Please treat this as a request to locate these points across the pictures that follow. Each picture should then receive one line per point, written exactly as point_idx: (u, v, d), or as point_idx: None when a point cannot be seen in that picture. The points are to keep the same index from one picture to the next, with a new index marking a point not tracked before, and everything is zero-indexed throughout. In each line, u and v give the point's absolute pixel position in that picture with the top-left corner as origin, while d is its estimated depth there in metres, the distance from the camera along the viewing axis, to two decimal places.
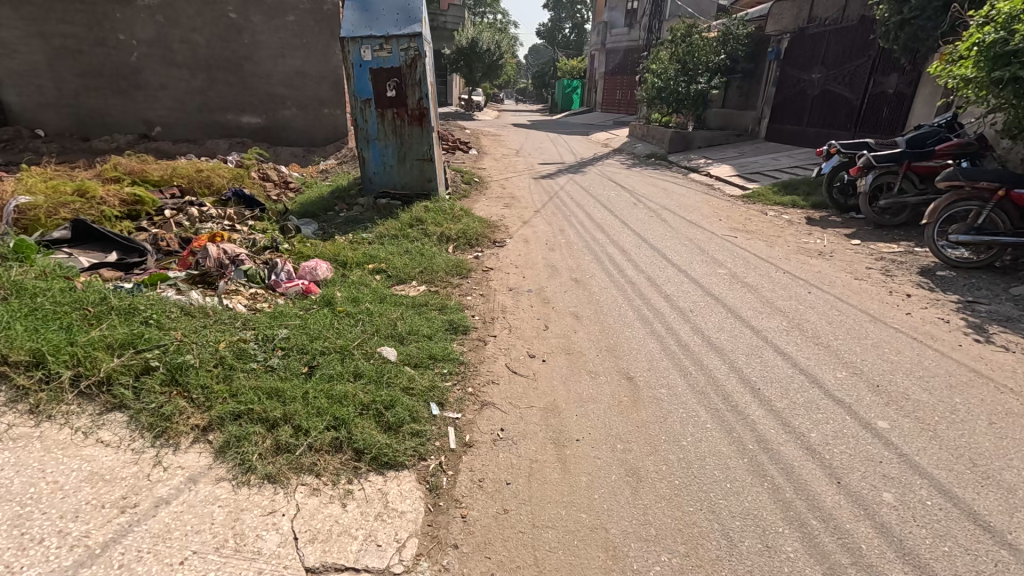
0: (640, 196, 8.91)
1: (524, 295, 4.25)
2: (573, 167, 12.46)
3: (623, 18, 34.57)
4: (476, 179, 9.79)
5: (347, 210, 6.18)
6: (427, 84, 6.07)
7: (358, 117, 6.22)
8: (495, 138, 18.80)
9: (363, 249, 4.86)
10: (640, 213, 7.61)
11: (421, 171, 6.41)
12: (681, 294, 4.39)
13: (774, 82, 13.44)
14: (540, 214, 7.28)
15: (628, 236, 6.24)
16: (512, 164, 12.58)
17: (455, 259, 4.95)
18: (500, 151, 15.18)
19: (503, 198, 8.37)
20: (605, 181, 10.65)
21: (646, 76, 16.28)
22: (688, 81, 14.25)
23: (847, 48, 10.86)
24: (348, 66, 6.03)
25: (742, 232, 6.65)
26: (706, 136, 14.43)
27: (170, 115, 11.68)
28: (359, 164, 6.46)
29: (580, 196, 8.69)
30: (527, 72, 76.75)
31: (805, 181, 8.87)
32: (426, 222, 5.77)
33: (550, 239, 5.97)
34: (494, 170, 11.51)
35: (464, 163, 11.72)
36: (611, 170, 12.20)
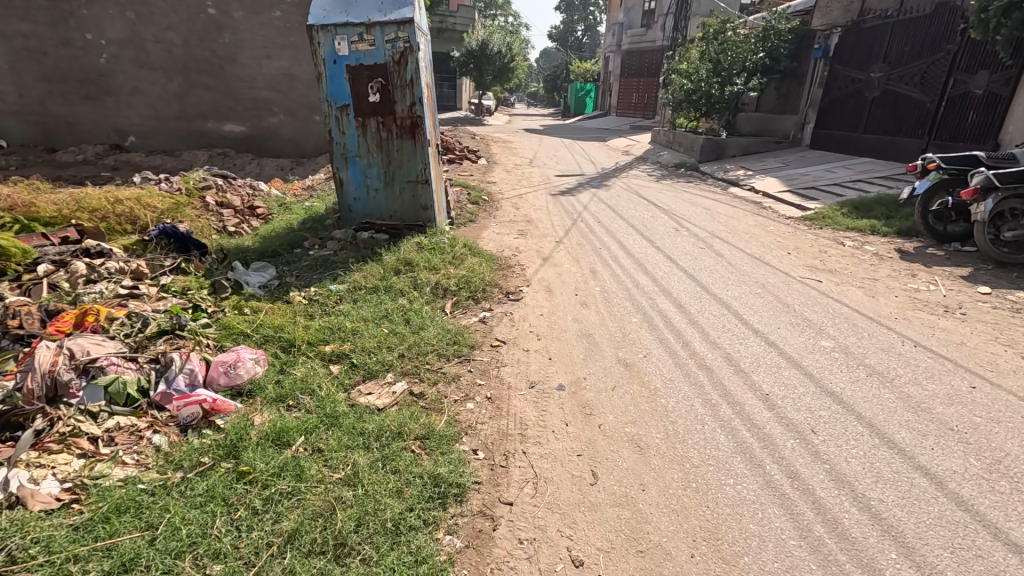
0: (681, 218, 7.46)
1: (553, 398, 2.84)
2: (595, 179, 11.05)
3: (639, 18, 33.12)
4: (484, 197, 8.44)
5: (319, 247, 4.81)
6: (422, 85, 4.71)
7: (333, 129, 4.85)
8: (506, 145, 17.43)
9: (326, 316, 3.47)
10: (687, 243, 6.17)
11: (414, 196, 5.04)
12: (789, 395, 2.93)
13: (821, 84, 11.92)
14: (564, 246, 5.88)
15: (682, 280, 4.80)
16: (526, 176, 11.24)
17: (452, 325, 3.57)
18: (511, 160, 13.83)
19: (517, 222, 7.00)
20: (633, 197, 9.24)
21: (672, 78, 14.89)
22: (722, 83, 12.85)
23: (915, 43, 9.34)
24: (319, 62, 4.67)
25: (823, 272, 5.20)
26: (742, 143, 12.94)
27: (145, 123, 10.44)
28: (335, 187, 5.09)
29: (608, 218, 7.28)
30: (538, 77, 75.71)
31: (880, 200, 7.39)
32: (417, 266, 4.37)
33: (580, 287, 4.55)
34: (506, 184, 10.18)
35: (472, 177, 10.40)
36: (639, 182, 10.77)
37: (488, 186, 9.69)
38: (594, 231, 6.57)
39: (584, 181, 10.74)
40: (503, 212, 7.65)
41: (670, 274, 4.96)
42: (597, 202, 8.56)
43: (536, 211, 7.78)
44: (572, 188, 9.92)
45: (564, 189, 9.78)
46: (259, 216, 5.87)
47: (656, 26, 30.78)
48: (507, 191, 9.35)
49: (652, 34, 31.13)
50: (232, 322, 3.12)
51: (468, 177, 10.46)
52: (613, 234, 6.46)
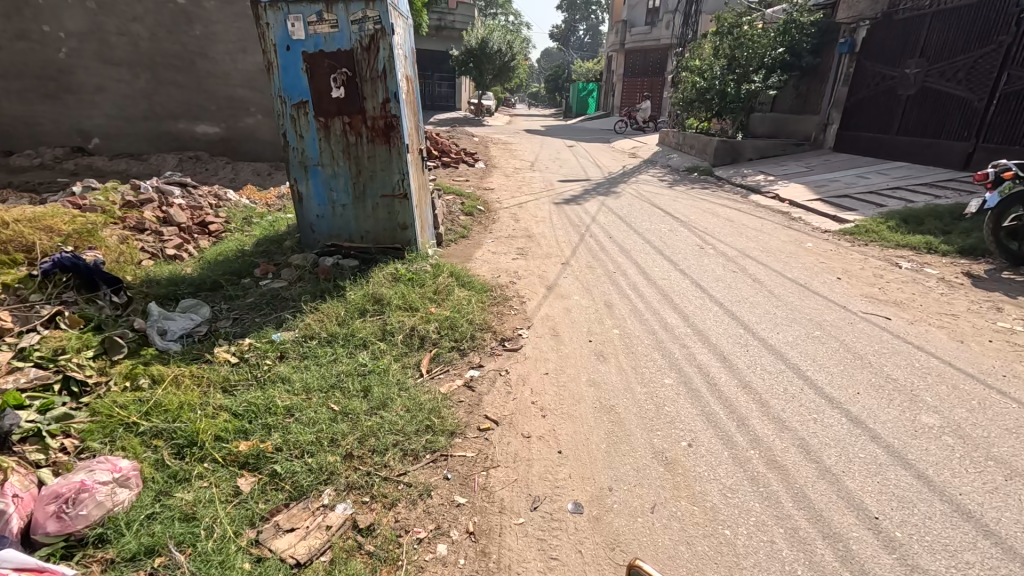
0: (706, 233, 6.52)
1: (567, 527, 1.94)
2: (603, 185, 10.15)
3: (643, 17, 32.29)
4: (481, 207, 7.54)
5: (273, 279, 3.91)
6: (399, 78, 3.81)
7: (289, 132, 3.92)
8: (505, 147, 16.52)
9: (254, 388, 2.55)
10: (717, 264, 5.25)
11: (390, 213, 4.14)
12: (911, 523, 2.00)
13: (847, 82, 10.98)
14: (571, 269, 4.96)
15: (719, 319, 3.88)
16: (527, 181, 10.38)
17: (427, 396, 2.66)
18: (510, 163, 12.96)
19: (516, 237, 6.10)
20: (646, 205, 8.32)
21: (683, 76, 14.01)
22: (738, 81, 11.94)
23: (958, 35, 8.45)
24: (270, 49, 3.74)
25: (887, 304, 4.29)
26: (759, 145, 12.05)
27: (111, 123, 9.43)
28: (293, 203, 4.15)
29: (620, 233, 6.38)
30: (538, 78, 74.91)
31: (930, 211, 6.49)
32: (389, 306, 3.45)
33: (595, 330, 3.63)
34: (506, 190, 9.31)
35: (467, 184, 9.56)
36: (651, 189, 9.85)
37: (483, 193, 8.83)
38: (607, 249, 5.67)
39: (591, 187, 9.84)
40: (501, 224, 6.75)
41: (704, 309, 4.05)
42: (606, 212, 7.65)
43: (538, 222, 6.88)
44: (578, 194, 9.02)
45: (569, 196, 8.89)
46: (211, 235, 4.96)
47: (660, 25, 29.79)
48: (504, 199, 8.46)
49: (656, 32, 30.14)
50: (107, 408, 2.21)
51: (463, 183, 9.61)
52: (629, 253, 5.55)
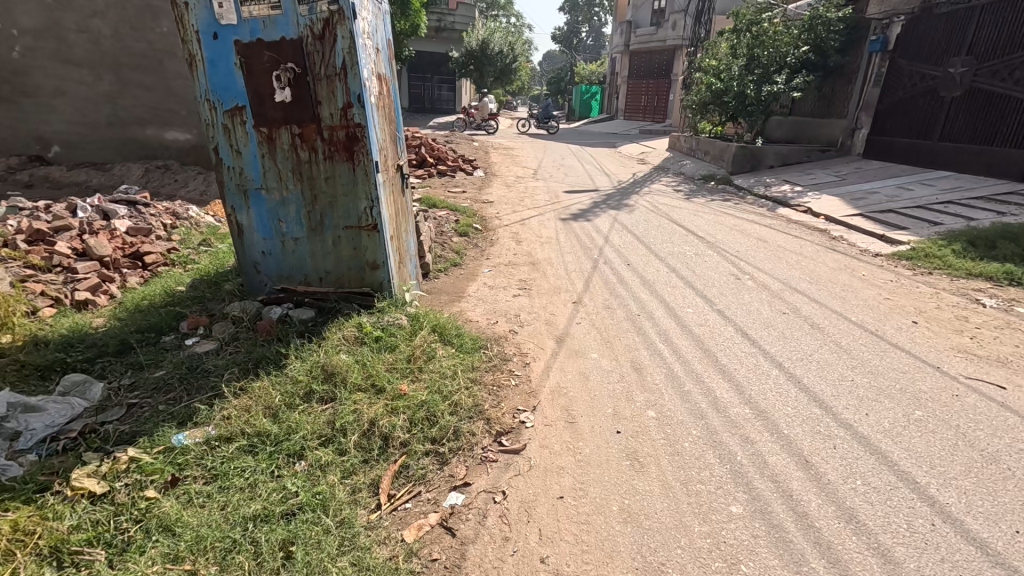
0: (739, 258, 5.60)
1: None
2: (613, 196, 9.25)
3: (648, 18, 31.42)
4: (477, 225, 6.64)
5: (200, 338, 3.00)
6: (364, 77, 2.91)
7: (222, 146, 3.01)
8: (507, 153, 15.64)
9: (108, 561, 1.65)
10: (760, 302, 4.33)
11: (357, 248, 3.25)
12: None
13: (879, 83, 10.07)
14: (585, 309, 4.05)
15: (783, 391, 2.95)
16: (530, 192, 9.49)
17: (382, 558, 1.75)
18: (512, 171, 12.07)
19: (518, 264, 5.19)
20: (663, 220, 7.41)
21: (697, 76, 13.10)
22: (758, 82, 11.01)
23: (1014, 30, 7.53)
24: (190, 37, 2.82)
25: (990, 362, 3.37)
26: (780, 152, 11.14)
27: (72, 130, 8.53)
28: (232, 237, 3.24)
29: (639, 258, 5.47)
30: (541, 81, 74.30)
31: (1001, 232, 5.56)
32: (343, 387, 2.53)
33: (623, 412, 2.70)
34: (506, 203, 8.41)
35: (463, 197, 8.67)
36: (667, 201, 8.94)
37: (481, 206, 7.94)
38: (627, 281, 4.76)
39: (601, 199, 8.94)
40: (501, 247, 5.84)
41: (761, 376, 3.12)
42: (620, 230, 6.74)
43: (544, 244, 5.98)
44: (586, 208, 8.12)
45: (578, 209, 8.00)
46: (145, 270, 4.05)
47: (666, 25, 28.85)
48: (504, 214, 7.57)
49: (662, 33, 29.15)
50: None
51: (459, 196, 8.72)
52: (653, 286, 4.64)
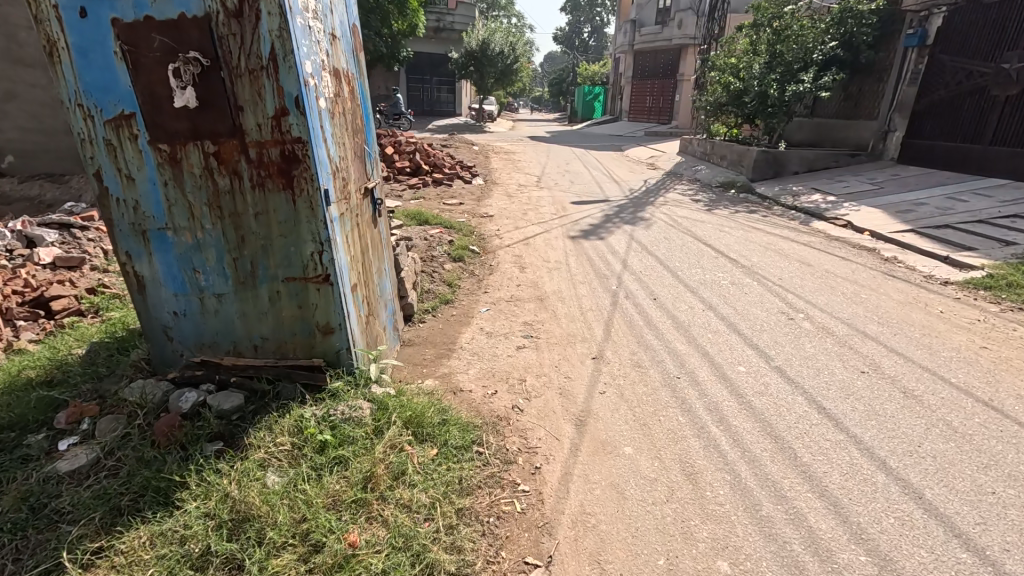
0: (787, 288, 4.71)
1: None
2: (626, 207, 8.37)
3: (652, 17, 30.58)
4: (475, 247, 5.75)
5: (74, 440, 2.09)
6: (302, 72, 2.05)
7: (106, 170, 2.14)
8: (508, 158, 14.78)
9: None
10: (828, 355, 3.43)
11: (303, 306, 2.37)
12: None
13: (916, 81, 9.17)
14: (609, 370, 3.16)
15: (905, 518, 2.07)
16: (535, 203, 8.58)
17: None
18: (514, 179, 11.18)
19: (522, 299, 4.32)
20: (687, 237, 6.53)
21: (712, 76, 12.24)
22: (782, 81, 10.12)
23: None
24: (48, 14, 1.95)
25: None
26: (805, 157, 10.25)
27: (23, 138, 7.55)
28: (131, 293, 2.35)
29: (666, 289, 4.60)
30: (542, 82, 73.67)
31: None
32: (257, 546, 1.65)
33: (683, 567, 1.82)
34: (508, 216, 7.52)
35: (459, 210, 7.80)
36: (686, 213, 8.06)
37: (480, 222, 7.06)
38: (657, 325, 3.86)
39: (613, 211, 8.05)
40: (502, 274, 4.96)
41: (868, 488, 2.23)
42: (640, 250, 5.85)
43: (551, 270, 5.10)
44: (598, 222, 7.24)
45: (589, 224, 7.11)
46: (49, 322, 3.22)
47: (671, 23, 27.99)
48: (506, 230, 6.68)
49: (667, 32, 28.31)
50: None
51: (455, 209, 7.85)
52: (691, 332, 3.75)
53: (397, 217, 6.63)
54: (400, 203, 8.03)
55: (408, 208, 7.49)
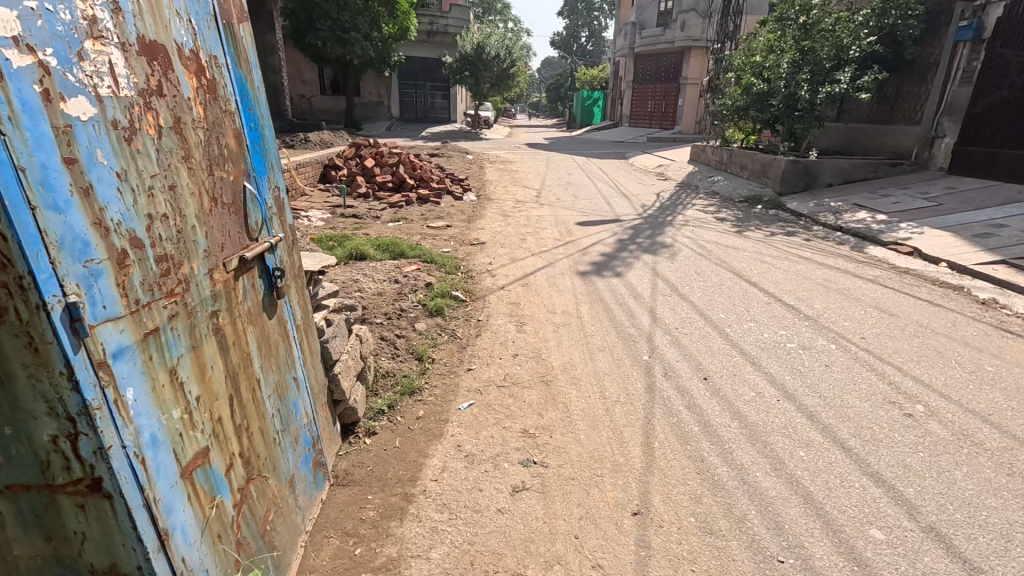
0: (880, 356, 3.47)
1: None
2: (641, 229, 7.15)
3: (654, 19, 29.52)
4: (460, 291, 4.51)
5: None
6: None
7: None
8: (504, 169, 13.57)
9: None
10: (1001, 500, 2.19)
11: (55, 536, 1.14)
12: None
13: (970, 80, 8.01)
14: (665, 548, 1.91)
15: None
16: (536, 224, 7.32)
17: None
18: (511, 194, 9.95)
19: (520, 381, 3.08)
20: (723, 271, 5.30)
21: (729, 77, 11.08)
22: (813, 82, 8.94)
23: None
24: None
25: None
26: (840, 167, 9.06)
27: None
28: None
29: (717, 361, 3.37)
30: (539, 87, 72.93)
31: None
32: None
33: None
34: (503, 243, 6.28)
35: (445, 236, 6.55)
36: (713, 236, 6.84)
37: (469, 252, 5.82)
38: (721, 435, 2.61)
39: (628, 234, 6.82)
40: (494, 335, 3.70)
41: None
42: (669, 294, 4.61)
43: (559, 327, 3.85)
44: (613, 250, 6.00)
45: (602, 254, 5.87)
46: None
47: (673, 25, 26.89)
48: (501, 264, 5.43)
49: (669, 34, 27.18)
50: None
51: (441, 235, 6.61)
52: (774, 449, 2.50)
53: (367, 249, 5.39)
54: (376, 228, 6.79)
55: (384, 235, 6.25)
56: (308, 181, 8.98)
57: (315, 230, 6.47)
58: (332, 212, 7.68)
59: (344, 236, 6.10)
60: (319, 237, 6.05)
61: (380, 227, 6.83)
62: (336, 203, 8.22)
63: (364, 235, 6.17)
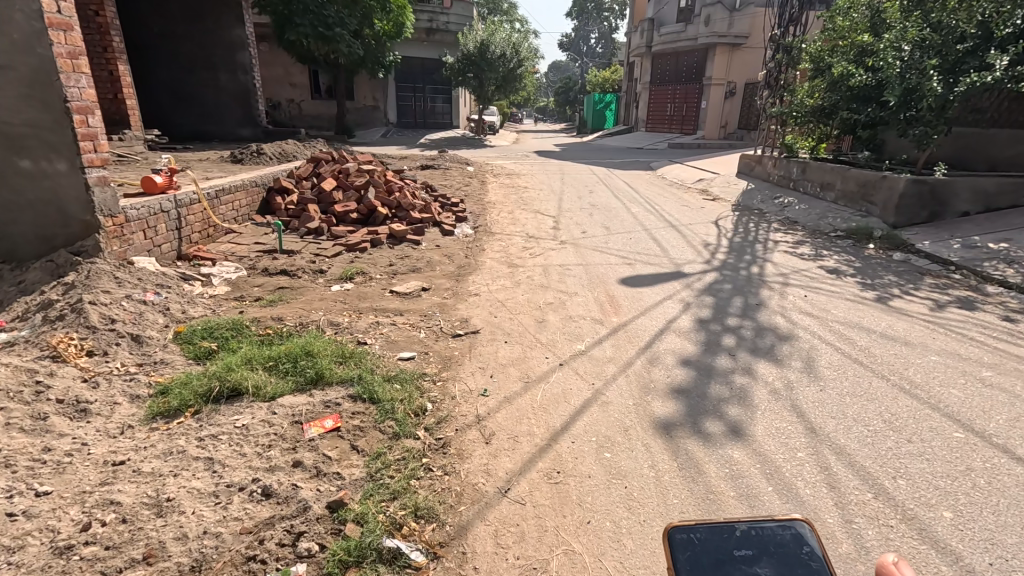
0: None
1: None
2: (724, 294, 4.61)
3: (674, 15, 27.06)
4: (408, 520, 1.97)
5: None
6: None
7: None
8: (510, 186, 11.08)
9: None
10: None
11: None
12: None
13: None
14: None
15: None
16: (560, 284, 4.81)
17: None
18: (520, 225, 7.44)
19: None
20: (932, 416, 2.73)
21: (809, 67, 8.48)
22: (944, 69, 6.37)
23: None
24: None
25: None
26: (980, 187, 6.48)
27: None
28: None
29: None
30: (546, 91, 70.76)
31: None
32: None
33: None
34: (507, 333, 3.77)
35: (415, 316, 4.04)
36: (845, 309, 4.28)
37: (448, 361, 3.31)
38: None
39: (708, 307, 4.29)
40: None
41: None
42: (877, 514, 2.07)
43: None
44: (698, 353, 3.46)
45: (681, 361, 3.34)
46: None
47: (697, 21, 24.29)
48: (505, 396, 2.90)
49: (691, 30, 24.68)
50: None
51: (410, 313, 4.11)
52: None
53: (254, 373, 2.87)
54: (310, 297, 4.30)
55: (311, 320, 3.76)
56: (240, 213, 6.51)
57: (205, 307, 4.00)
58: (257, 262, 5.20)
59: (243, 325, 3.60)
60: (194, 327, 3.56)
61: (316, 296, 4.33)
62: (270, 247, 5.74)
63: (277, 323, 3.66)
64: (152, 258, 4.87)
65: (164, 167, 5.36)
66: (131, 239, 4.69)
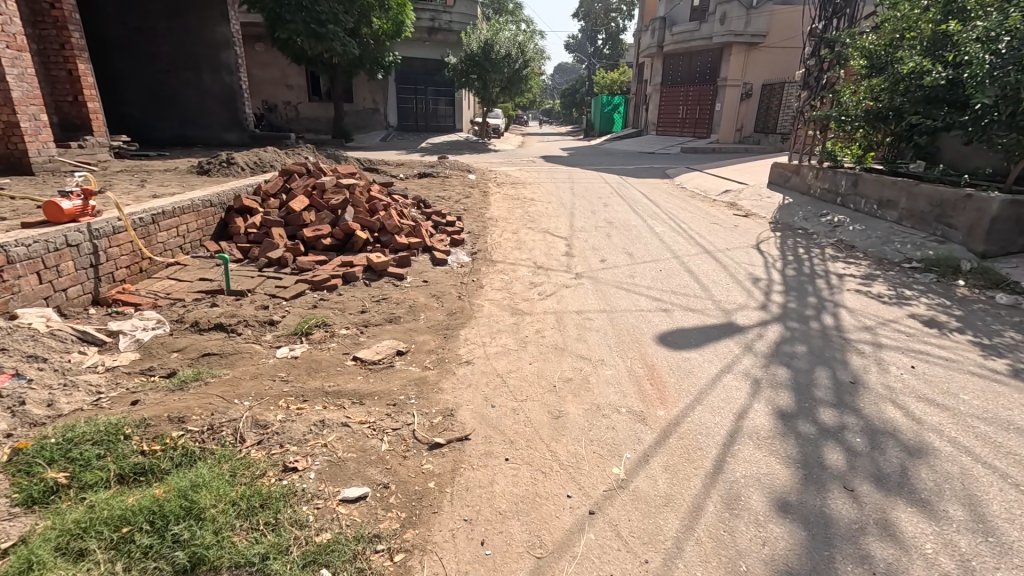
0: None
1: None
2: (801, 363, 3.44)
3: (686, 14, 25.82)
4: None
5: None
6: None
7: None
8: (515, 198, 9.95)
9: None
10: None
11: None
12: None
13: None
14: None
15: None
16: (579, 346, 3.66)
17: None
18: (526, 250, 6.30)
19: None
20: None
21: (867, 65, 7.31)
22: None
23: None
24: None
25: None
26: None
27: None
28: None
29: None
30: (552, 93, 69.80)
31: None
32: None
33: None
34: (508, 438, 2.62)
35: (380, 407, 2.88)
36: (978, 390, 3.09)
37: (416, 506, 2.16)
38: None
39: (787, 390, 3.10)
40: None
41: None
42: None
43: None
44: (798, 488, 2.28)
45: (777, 507, 2.17)
46: None
47: (711, 18, 23.05)
48: None
49: (705, 28, 23.41)
50: None
51: (373, 400, 2.96)
52: None
53: (81, 562, 1.71)
54: (240, 372, 3.15)
55: (225, 422, 2.60)
56: (188, 239, 5.38)
57: (89, 393, 2.86)
58: (191, 310, 4.06)
59: (115, 437, 2.41)
60: (48, 437, 2.41)
61: (249, 370, 3.18)
62: (215, 286, 4.61)
63: (171, 431, 2.49)
64: (49, 308, 3.75)
65: (76, 189, 4.21)
66: (16, 286, 3.56)
